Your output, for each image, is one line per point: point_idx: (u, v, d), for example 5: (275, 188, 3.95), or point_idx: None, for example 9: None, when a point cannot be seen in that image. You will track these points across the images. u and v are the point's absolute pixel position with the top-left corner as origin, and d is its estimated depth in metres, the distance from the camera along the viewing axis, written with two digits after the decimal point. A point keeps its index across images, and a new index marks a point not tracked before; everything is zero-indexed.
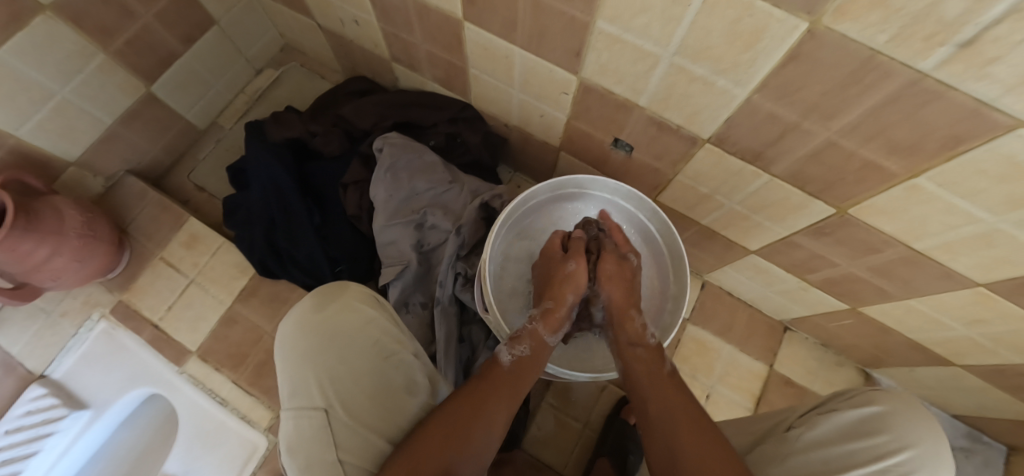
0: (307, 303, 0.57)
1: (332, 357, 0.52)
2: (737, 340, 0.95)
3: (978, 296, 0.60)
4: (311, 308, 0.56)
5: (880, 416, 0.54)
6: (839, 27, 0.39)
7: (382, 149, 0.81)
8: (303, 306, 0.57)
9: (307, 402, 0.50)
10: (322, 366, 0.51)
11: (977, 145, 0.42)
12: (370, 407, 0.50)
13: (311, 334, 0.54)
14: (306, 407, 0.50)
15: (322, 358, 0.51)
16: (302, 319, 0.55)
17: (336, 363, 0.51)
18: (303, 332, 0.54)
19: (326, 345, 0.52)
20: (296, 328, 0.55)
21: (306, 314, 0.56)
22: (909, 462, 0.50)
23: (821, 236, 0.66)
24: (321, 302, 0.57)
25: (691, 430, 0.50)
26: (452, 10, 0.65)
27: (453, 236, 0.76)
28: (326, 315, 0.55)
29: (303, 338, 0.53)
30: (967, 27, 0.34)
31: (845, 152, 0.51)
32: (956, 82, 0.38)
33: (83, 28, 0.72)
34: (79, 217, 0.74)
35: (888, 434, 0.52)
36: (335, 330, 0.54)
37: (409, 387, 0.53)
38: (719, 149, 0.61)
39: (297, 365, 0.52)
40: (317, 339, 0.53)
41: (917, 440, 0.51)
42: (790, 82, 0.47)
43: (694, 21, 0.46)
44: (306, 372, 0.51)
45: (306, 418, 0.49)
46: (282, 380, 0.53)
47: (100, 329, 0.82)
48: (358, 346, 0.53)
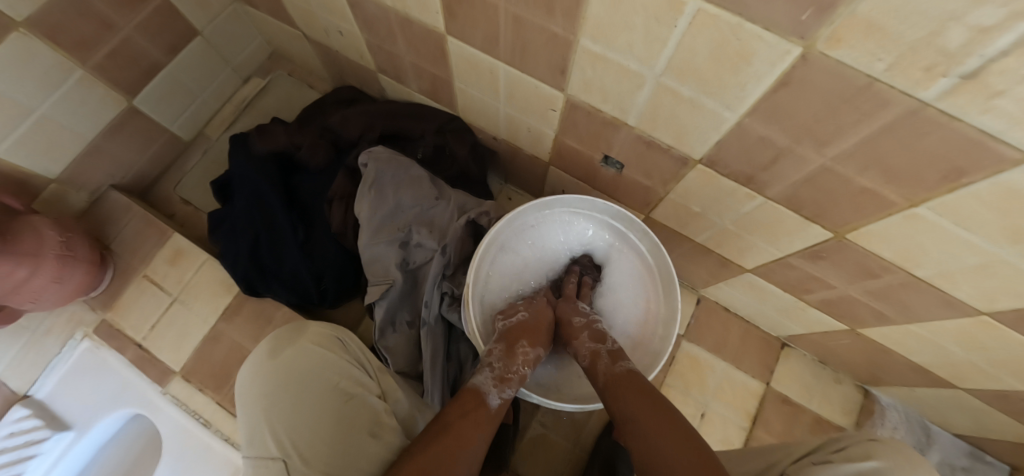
0: (264, 348, 0.59)
1: (286, 403, 0.52)
2: (732, 357, 0.93)
3: (981, 324, 0.57)
4: (266, 353, 0.58)
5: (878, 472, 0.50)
6: (834, 54, 0.36)
7: (367, 163, 0.79)
8: (262, 349, 0.59)
9: (265, 451, 0.51)
10: (279, 410, 0.52)
11: (981, 179, 0.39)
12: (327, 448, 0.48)
13: (267, 379, 0.55)
14: (265, 456, 0.51)
15: (277, 406, 0.52)
16: (258, 365, 0.57)
17: (289, 412, 0.51)
18: (259, 375, 0.56)
19: (285, 386, 0.53)
20: (252, 372, 0.57)
21: (262, 361, 0.57)
22: None
23: (817, 259, 0.63)
24: (278, 346, 0.58)
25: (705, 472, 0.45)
26: (434, 23, 0.63)
27: (438, 255, 0.74)
28: (280, 359, 0.56)
29: (261, 379, 0.55)
30: (972, 58, 0.31)
31: (841, 178, 0.48)
32: (962, 114, 0.35)
33: (60, 42, 0.70)
34: (58, 238, 0.73)
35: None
36: (291, 371, 0.55)
37: (371, 426, 0.51)
38: (711, 170, 0.58)
39: (252, 409, 0.54)
40: (272, 381, 0.54)
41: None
42: (782, 107, 0.44)
43: (679, 42, 0.44)
44: (258, 420, 0.52)
45: (266, 468, 0.49)
46: (241, 427, 0.54)
47: (84, 347, 0.81)
48: (314, 386, 0.54)
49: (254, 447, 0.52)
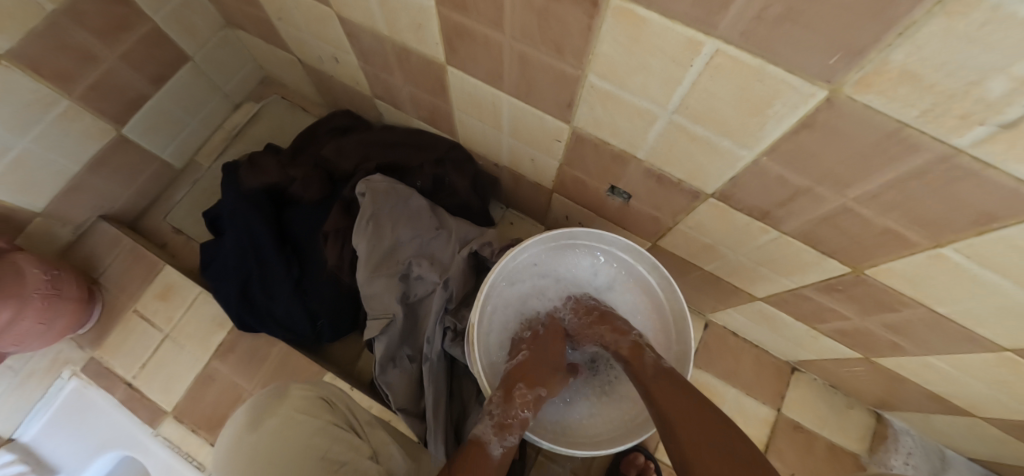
0: (243, 421, 0.56)
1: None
2: (743, 383, 0.91)
3: (1006, 360, 0.55)
4: (244, 429, 0.55)
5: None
6: (862, 98, 0.35)
7: (364, 194, 0.76)
8: (240, 424, 0.56)
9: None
10: None
11: (1015, 225, 0.38)
12: None
13: (244, 466, 0.51)
14: None
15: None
16: (236, 439, 0.54)
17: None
18: (236, 457, 0.52)
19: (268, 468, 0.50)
20: (228, 454, 0.53)
21: (241, 433, 0.55)
22: None
23: (834, 292, 0.61)
24: (254, 420, 0.55)
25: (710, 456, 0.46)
26: (435, 55, 0.61)
27: (441, 289, 0.72)
28: (260, 434, 0.54)
29: (236, 465, 0.52)
30: (1012, 108, 0.30)
31: (863, 219, 0.46)
32: (998, 162, 0.34)
33: (42, 75, 0.67)
34: (44, 276, 0.70)
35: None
36: (274, 453, 0.52)
37: None
38: (724, 205, 0.56)
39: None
40: (250, 465, 0.51)
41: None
42: (803, 149, 0.42)
43: (695, 83, 0.42)
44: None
45: None
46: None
47: (72, 386, 0.78)
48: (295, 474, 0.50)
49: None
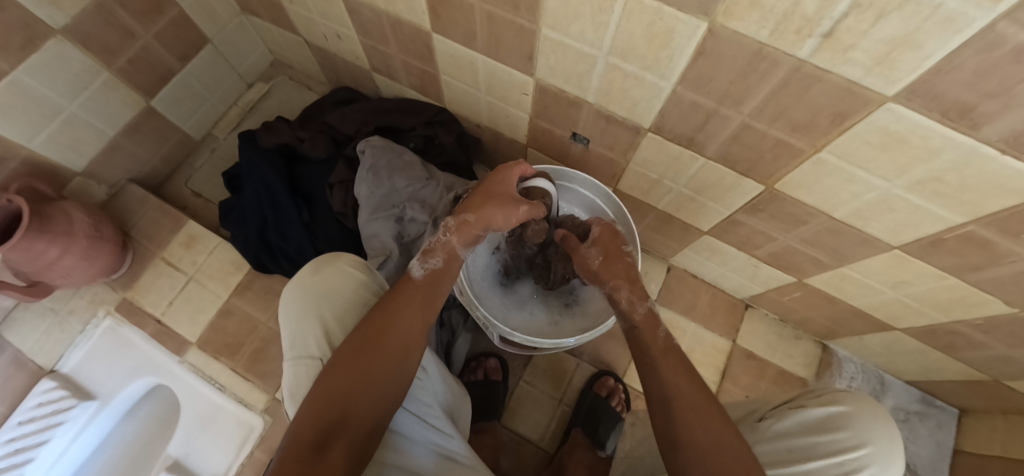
0: (306, 269, 0.64)
1: (326, 313, 0.60)
2: (701, 318, 1.02)
3: (897, 259, 0.67)
4: (309, 271, 0.63)
5: (844, 415, 0.63)
6: (731, 25, 0.47)
7: (364, 150, 0.89)
8: (302, 271, 0.65)
9: (304, 351, 0.59)
10: (320, 319, 0.60)
11: (859, 120, 0.50)
12: None
13: (307, 295, 0.61)
14: (303, 356, 0.59)
15: (318, 314, 0.60)
16: (299, 279, 0.63)
17: (332, 316, 0.60)
18: (300, 289, 0.62)
19: (323, 299, 0.61)
20: (297, 291, 0.62)
21: (304, 276, 0.63)
22: (864, 457, 0.59)
23: (758, 212, 0.73)
24: (317, 266, 0.64)
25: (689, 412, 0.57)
26: (421, 23, 0.73)
27: (430, 226, 0.84)
28: (322, 276, 0.62)
29: (301, 294, 0.61)
30: (825, 21, 0.41)
31: (759, 133, 0.58)
32: (831, 67, 0.46)
33: (89, 49, 0.80)
34: (87, 220, 0.81)
35: (849, 432, 0.61)
36: (331, 289, 0.61)
37: None
38: (659, 137, 0.68)
39: (296, 321, 0.60)
40: (311, 294, 0.61)
41: (873, 437, 0.60)
42: (703, 74, 0.55)
43: (618, 25, 0.55)
44: (302, 327, 0.60)
45: (305, 367, 0.58)
46: (283, 332, 0.61)
47: (105, 326, 0.88)
48: (339, 301, 0.61)
49: (295, 350, 0.59)
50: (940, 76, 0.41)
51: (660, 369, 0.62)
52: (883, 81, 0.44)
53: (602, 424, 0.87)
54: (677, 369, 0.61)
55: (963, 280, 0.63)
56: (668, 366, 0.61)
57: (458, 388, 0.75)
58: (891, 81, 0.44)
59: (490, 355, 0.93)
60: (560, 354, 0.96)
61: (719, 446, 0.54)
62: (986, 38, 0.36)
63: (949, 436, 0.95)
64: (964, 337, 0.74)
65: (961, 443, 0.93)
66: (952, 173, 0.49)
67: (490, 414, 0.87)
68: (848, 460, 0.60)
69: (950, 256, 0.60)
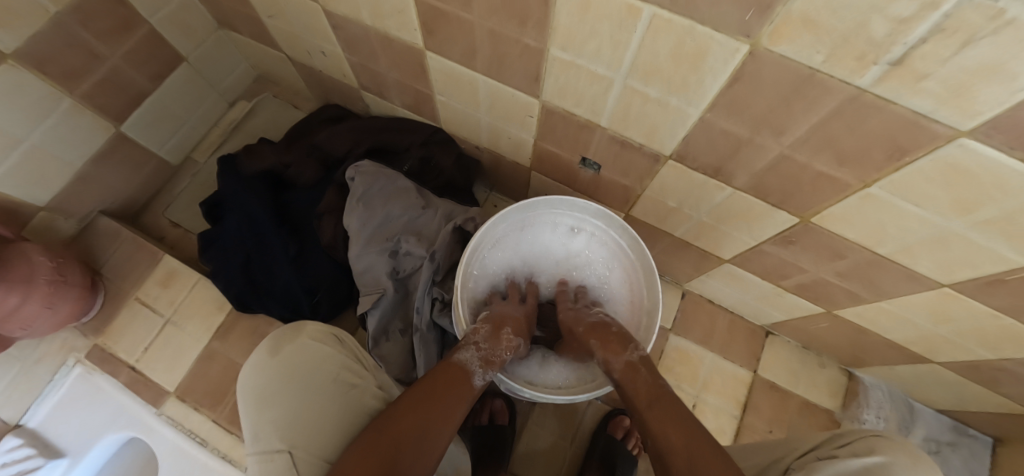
0: (264, 349, 0.61)
1: (287, 398, 0.55)
2: (719, 347, 0.96)
3: (944, 296, 0.60)
4: (268, 353, 0.60)
5: (883, 467, 0.52)
6: (777, 48, 0.40)
7: (354, 178, 0.81)
8: (261, 352, 0.61)
9: (269, 444, 0.52)
10: (284, 403, 0.55)
11: (923, 156, 0.43)
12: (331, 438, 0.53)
13: (269, 377, 0.57)
14: (268, 449, 0.52)
15: (279, 400, 0.55)
16: (259, 362, 0.60)
17: (291, 403, 0.55)
18: (262, 373, 0.58)
19: (287, 379, 0.57)
20: (256, 374, 0.58)
21: (266, 358, 0.60)
22: None
23: (789, 244, 0.66)
24: (277, 345, 0.61)
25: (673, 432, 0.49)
26: (414, 41, 0.66)
27: (427, 261, 0.76)
28: (284, 356, 0.59)
29: (263, 378, 0.57)
30: (896, 46, 0.35)
31: (799, 164, 0.52)
32: (894, 97, 0.39)
33: (48, 74, 0.72)
34: (50, 263, 0.74)
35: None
36: (294, 367, 0.58)
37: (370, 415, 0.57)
38: (682, 165, 0.62)
39: (256, 409, 0.56)
40: (274, 377, 0.57)
41: None
42: (737, 102, 0.48)
43: (640, 44, 0.48)
44: (264, 416, 0.54)
45: (271, 460, 0.51)
46: (245, 424, 0.56)
47: (76, 373, 0.81)
48: (306, 382, 0.56)
49: (259, 443, 0.53)
50: None
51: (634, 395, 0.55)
52: (957, 114, 0.38)
53: (620, 460, 0.80)
54: (643, 385, 0.55)
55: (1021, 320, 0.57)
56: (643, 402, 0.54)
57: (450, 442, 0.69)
58: (968, 115, 0.37)
59: (496, 395, 0.87)
60: None
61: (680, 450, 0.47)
62: None
63: (984, 468, 0.89)
64: (1009, 373, 0.68)
65: None
66: None
67: (496, 460, 0.79)
68: None
69: (1008, 297, 0.54)
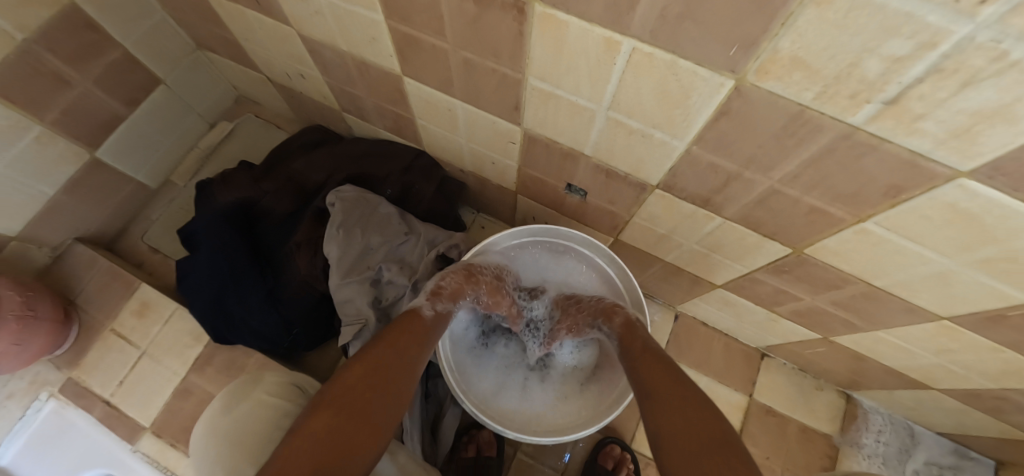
0: (218, 402, 0.56)
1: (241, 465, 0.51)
2: (716, 371, 0.93)
3: (943, 329, 0.58)
4: (221, 410, 0.55)
5: None
6: (764, 85, 0.38)
7: (335, 204, 0.78)
8: (213, 409, 0.56)
9: None
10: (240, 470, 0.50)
11: (918, 194, 0.41)
12: None
13: (217, 441, 0.53)
14: None
15: (228, 465, 0.51)
16: (211, 423, 0.55)
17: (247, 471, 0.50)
18: (210, 436, 0.54)
19: (242, 445, 0.52)
20: (207, 434, 0.54)
21: (215, 417, 0.55)
22: None
23: (782, 274, 0.64)
24: (231, 402, 0.56)
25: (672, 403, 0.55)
26: (391, 67, 0.63)
27: (409, 291, 0.75)
28: (236, 415, 0.54)
29: (210, 442, 0.53)
30: (890, 85, 0.32)
31: (791, 198, 0.49)
32: (890, 136, 0.37)
33: (15, 100, 0.70)
34: (18, 298, 0.71)
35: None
36: (247, 431, 0.53)
37: None
38: (669, 195, 0.59)
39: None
40: (227, 441, 0.52)
41: None
42: (724, 136, 0.46)
43: (621, 79, 0.46)
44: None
45: None
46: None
47: (50, 408, 0.79)
48: (255, 448, 0.51)
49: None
50: None
51: (635, 369, 0.62)
52: (956, 155, 0.35)
53: None
54: (644, 367, 0.61)
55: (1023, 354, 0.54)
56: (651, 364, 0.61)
57: None
58: (968, 156, 0.35)
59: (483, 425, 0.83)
60: None
61: (683, 426, 0.52)
62: None
63: None
64: (1014, 402, 0.66)
65: None
66: None
67: None
68: None
69: (1011, 331, 0.52)
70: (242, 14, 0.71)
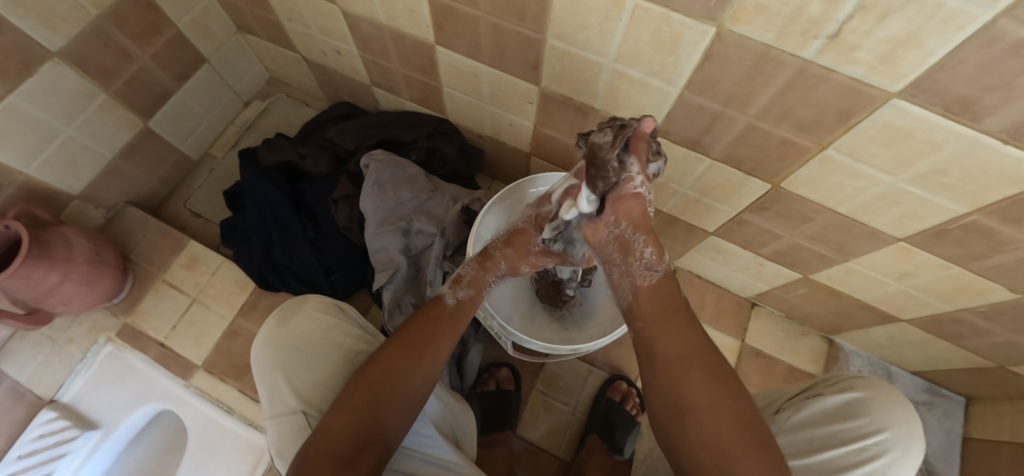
0: (273, 320, 0.68)
1: (301, 364, 0.63)
2: (708, 318, 1.06)
3: (901, 250, 0.68)
4: (276, 325, 0.67)
5: (862, 401, 0.58)
6: (738, 29, 0.48)
7: (368, 165, 0.88)
8: (269, 325, 0.68)
9: (285, 408, 0.61)
10: (296, 369, 0.62)
11: (864, 117, 0.51)
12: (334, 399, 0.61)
13: (277, 347, 0.64)
14: (285, 413, 0.60)
15: (289, 365, 0.63)
16: (268, 335, 0.66)
17: (305, 369, 0.62)
18: (270, 344, 0.65)
19: (298, 349, 0.64)
20: (267, 344, 0.65)
21: (272, 330, 0.67)
22: (885, 441, 0.55)
23: (763, 211, 0.75)
24: (283, 318, 0.67)
25: (694, 366, 0.52)
26: (424, 36, 0.73)
27: (438, 237, 0.84)
28: (291, 327, 0.66)
29: (271, 349, 0.65)
30: (830, 22, 0.43)
31: (765, 132, 0.60)
32: (835, 66, 0.47)
33: (86, 72, 0.79)
34: (87, 245, 0.82)
35: (867, 417, 0.57)
36: (298, 338, 0.65)
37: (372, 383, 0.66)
38: (665, 140, 0.70)
39: (270, 378, 0.63)
40: (283, 348, 0.64)
41: (894, 421, 0.56)
42: (709, 78, 0.56)
43: (625, 32, 0.56)
44: (277, 383, 0.62)
45: (288, 422, 0.60)
46: (261, 391, 0.64)
47: (107, 351, 0.89)
48: (311, 353, 0.63)
49: (276, 407, 0.62)
50: (941, 71, 0.42)
51: (653, 323, 0.56)
52: (886, 78, 0.46)
53: (618, 430, 0.86)
54: (663, 324, 0.55)
55: (967, 269, 0.64)
56: (670, 323, 0.55)
57: (458, 406, 0.75)
58: (893, 78, 0.45)
59: (501, 364, 0.94)
60: (571, 362, 0.95)
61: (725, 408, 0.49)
62: (986, 35, 0.37)
63: (957, 424, 0.96)
64: (969, 325, 0.75)
65: (969, 430, 0.95)
66: (955, 165, 0.50)
67: (503, 424, 0.86)
68: (869, 446, 0.56)
69: (954, 246, 0.61)
70: None
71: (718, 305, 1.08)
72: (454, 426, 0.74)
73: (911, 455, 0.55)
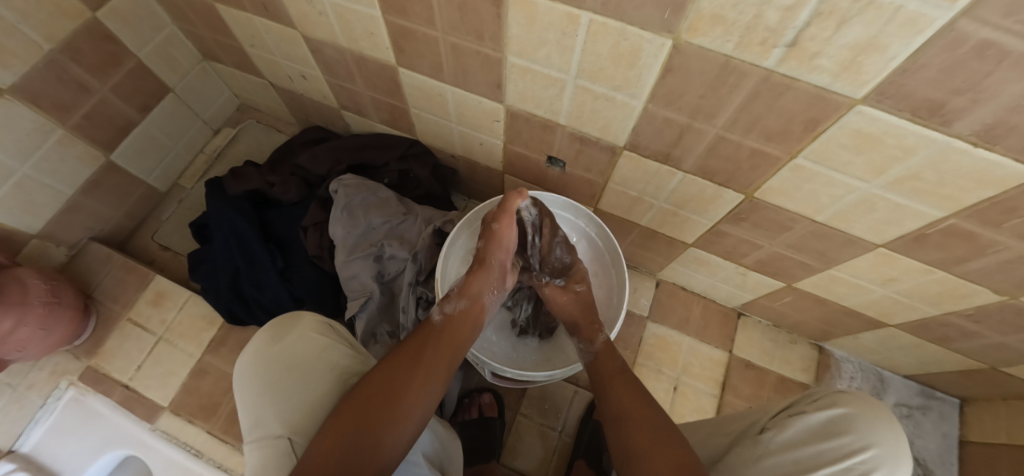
0: (263, 337, 0.63)
1: (289, 385, 0.58)
2: (696, 330, 1.04)
3: (881, 257, 0.66)
4: (267, 341, 0.62)
5: (846, 418, 0.56)
6: (696, 41, 0.46)
7: (337, 191, 0.86)
8: (261, 339, 0.63)
9: (269, 432, 0.55)
10: (283, 390, 0.57)
11: (832, 125, 0.49)
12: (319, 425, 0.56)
13: (268, 363, 0.59)
14: (268, 437, 0.55)
15: (277, 385, 0.57)
16: (258, 351, 0.61)
17: (294, 389, 0.57)
18: (260, 362, 0.60)
19: (288, 369, 0.58)
20: (255, 361, 0.60)
21: (263, 347, 0.61)
22: (871, 460, 0.52)
23: (741, 222, 0.73)
24: (276, 334, 0.62)
25: (640, 423, 0.57)
26: (386, 58, 0.71)
27: (411, 263, 0.82)
28: (283, 345, 0.61)
29: (261, 368, 0.59)
30: (788, 30, 0.41)
31: (734, 143, 0.58)
32: (798, 75, 0.45)
33: (41, 106, 0.76)
34: (43, 286, 0.78)
35: (852, 434, 0.54)
36: (292, 356, 0.59)
37: None
38: (635, 154, 0.69)
39: (255, 399, 0.58)
40: (274, 366, 0.59)
41: (880, 438, 0.53)
42: (673, 91, 0.55)
43: (584, 48, 0.54)
44: (263, 403, 0.57)
45: (270, 447, 0.55)
46: (244, 412, 0.59)
47: (69, 396, 0.86)
48: (306, 370, 0.59)
49: (259, 430, 0.56)
50: (906, 76, 0.41)
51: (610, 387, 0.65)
52: (850, 85, 0.44)
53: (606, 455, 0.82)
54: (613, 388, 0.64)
55: (950, 273, 0.62)
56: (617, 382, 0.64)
57: (445, 434, 0.74)
58: (858, 84, 0.44)
59: (484, 390, 0.91)
60: (555, 384, 0.92)
61: (657, 451, 0.53)
62: (947, 37, 0.36)
63: (954, 427, 0.94)
64: (957, 328, 0.73)
65: (966, 433, 0.92)
66: (928, 169, 0.49)
67: (488, 455, 0.83)
68: (856, 466, 0.53)
69: (936, 250, 0.60)
70: (250, 20, 0.77)
71: (705, 317, 1.06)
72: (442, 455, 0.71)
73: (900, 472, 0.52)
